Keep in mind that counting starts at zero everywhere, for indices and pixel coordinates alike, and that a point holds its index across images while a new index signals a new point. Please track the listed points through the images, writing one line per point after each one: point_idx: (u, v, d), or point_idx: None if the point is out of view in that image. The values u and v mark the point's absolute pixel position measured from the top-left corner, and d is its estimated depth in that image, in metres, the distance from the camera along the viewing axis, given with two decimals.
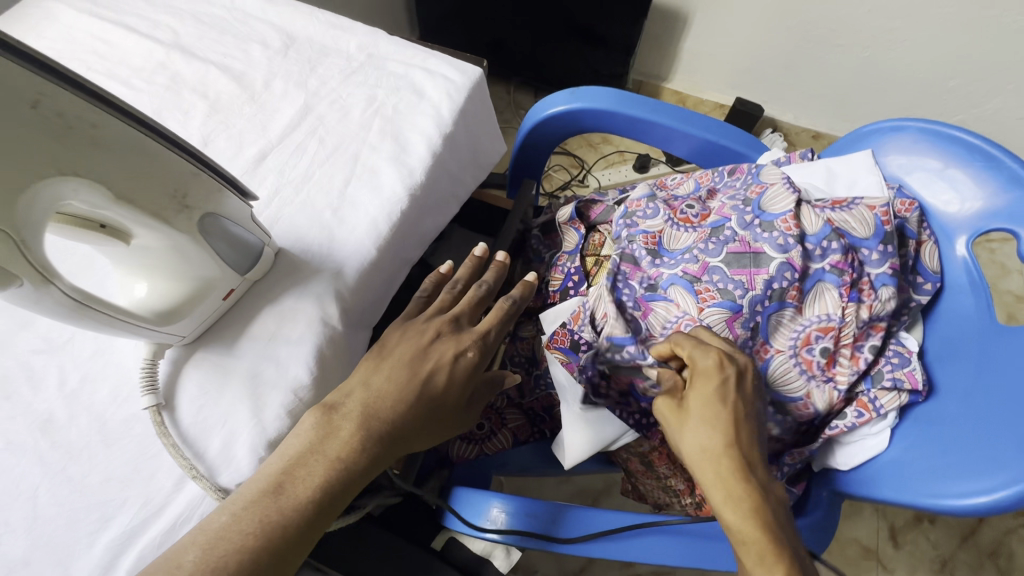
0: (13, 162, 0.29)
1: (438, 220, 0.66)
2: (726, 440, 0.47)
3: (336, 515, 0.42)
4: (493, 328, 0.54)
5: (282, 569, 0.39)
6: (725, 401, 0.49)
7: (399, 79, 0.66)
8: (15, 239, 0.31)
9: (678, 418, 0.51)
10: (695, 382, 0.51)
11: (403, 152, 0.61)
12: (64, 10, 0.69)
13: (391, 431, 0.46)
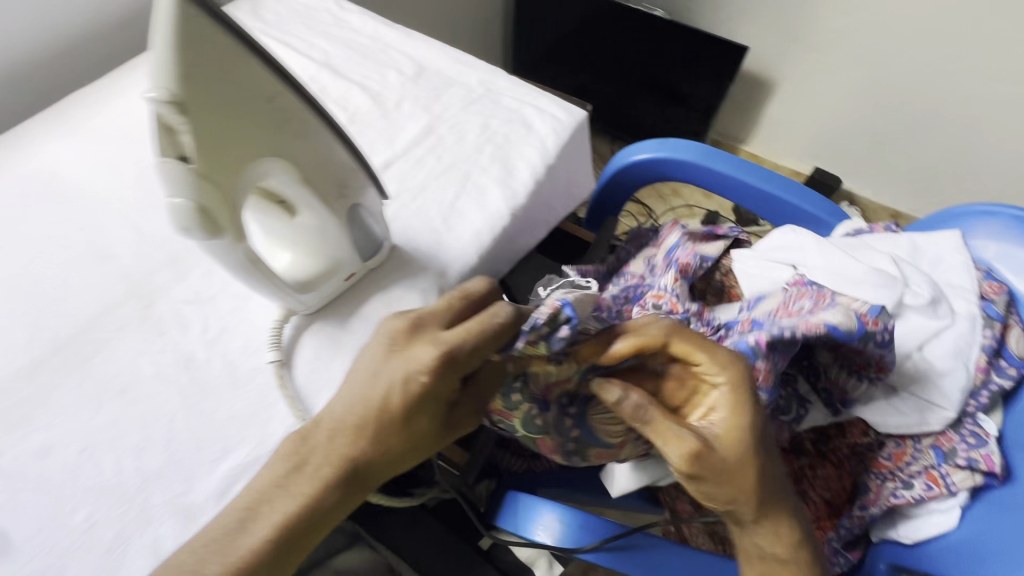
0: (247, 143, 0.37)
1: (527, 242, 0.71)
2: (764, 468, 0.47)
3: (303, 542, 0.45)
4: (463, 344, 0.44)
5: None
6: (761, 440, 0.46)
7: (513, 113, 0.74)
8: (235, 203, 0.38)
9: (717, 461, 0.45)
10: (727, 415, 0.45)
11: (508, 176, 0.68)
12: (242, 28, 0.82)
13: (354, 463, 0.46)
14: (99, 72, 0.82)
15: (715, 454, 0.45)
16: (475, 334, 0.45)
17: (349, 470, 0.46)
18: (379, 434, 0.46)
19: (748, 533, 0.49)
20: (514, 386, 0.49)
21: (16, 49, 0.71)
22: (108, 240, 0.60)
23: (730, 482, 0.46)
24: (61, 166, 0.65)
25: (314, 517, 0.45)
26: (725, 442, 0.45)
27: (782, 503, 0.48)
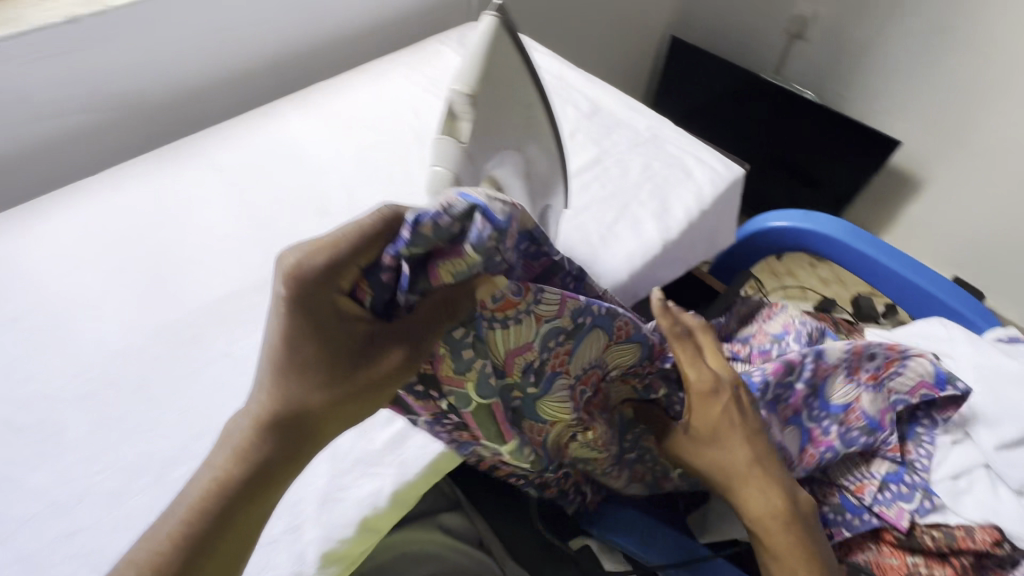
0: (499, 138, 0.47)
1: (668, 276, 0.75)
2: (751, 457, 0.54)
3: (243, 512, 0.39)
4: (324, 248, 0.35)
5: (205, 558, 0.38)
6: (730, 417, 0.54)
7: (674, 159, 0.81)
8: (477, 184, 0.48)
9: (700, 451, 0.55)
10: (705, 413, 0.54)
11: (664, 213, 0.74)
12: (451, 57, 0.97)
13: (270, 418, 0.39)
14: (331, 73, 1.00)
15: (697, 444, 0.55)
16: (330, 252, 0.35)
17: (266, 423, 0.39)
18: (286, 375, 0.38)
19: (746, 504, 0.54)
20: (465, 340, 0.42)
21: (285, 44, 0.91)
22: (325, 200, 0.74)
23: (718, 470, 0.55)
24: (299, 137, 0.81)
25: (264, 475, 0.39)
26: (704, 434, 0.55)
27: (784, 491, 0.53)
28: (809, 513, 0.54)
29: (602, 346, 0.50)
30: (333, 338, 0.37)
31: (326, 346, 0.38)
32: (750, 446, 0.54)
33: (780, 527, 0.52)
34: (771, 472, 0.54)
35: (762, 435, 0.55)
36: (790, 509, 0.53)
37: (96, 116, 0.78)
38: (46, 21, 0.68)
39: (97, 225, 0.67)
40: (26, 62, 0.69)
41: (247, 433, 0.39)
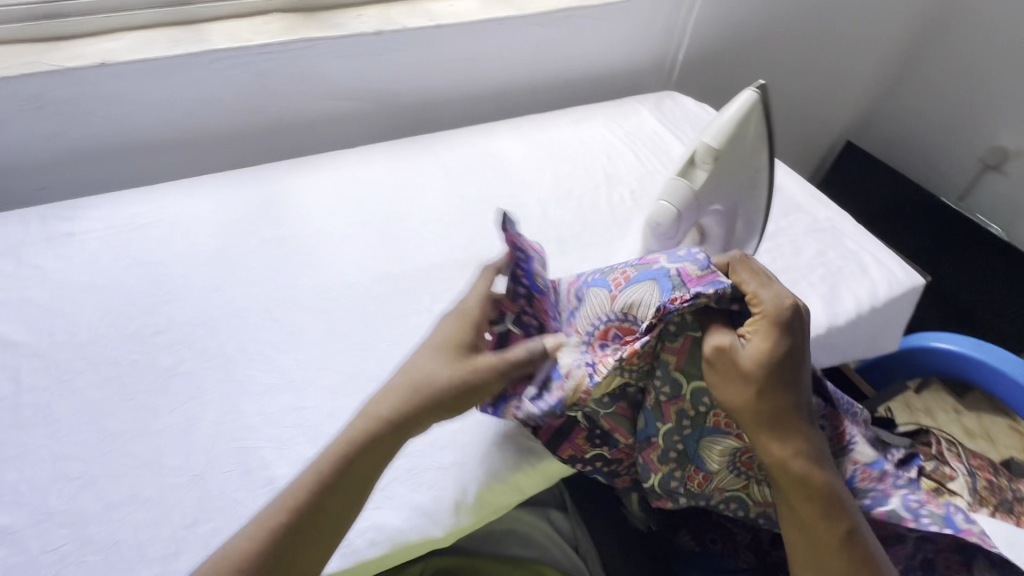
0: (727, 192, 0.55)
1: (824, 361, 0.76)
2: (798, 393, 0.48)
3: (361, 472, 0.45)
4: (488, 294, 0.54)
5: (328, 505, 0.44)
6: (789, 350, 0.47)
7: (850, 253, 0.82)
8: (694, 220, 0.56)
9: (767, 372, 0.46)
10: (768, 328, 0.47)
11: (833, 299, 0.75)
12: (645, 116, 1.08)
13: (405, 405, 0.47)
14: (536, 109, 1.16)
15: (764, 365, 0.46)
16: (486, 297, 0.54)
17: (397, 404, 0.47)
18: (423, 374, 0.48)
19: (765, 445, 0.47)
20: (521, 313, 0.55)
21: (510, 79, 1.08)
22: (520, 209, 0.85)
23: (773, 398, 0.47)
24: (507, 155, 0.95)
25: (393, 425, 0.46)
26: (768, 360, 0.46)
27: (818, 441, 0.48)
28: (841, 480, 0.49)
29: (604, 296, 0.52)
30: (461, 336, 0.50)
31: (449, 350, 0.49)
32: (796, 388, 0.48)
33: (814, 479, 0.47)
34: (808, 417, 0.49)
35: (807, 372, 0.49)
36: (823, 472, 0.47)
37: (362, 105, 0.98)
38: (359, 32, 0.89)
39: (348, 186, 0.84)
40: (336, 58, 0.90)
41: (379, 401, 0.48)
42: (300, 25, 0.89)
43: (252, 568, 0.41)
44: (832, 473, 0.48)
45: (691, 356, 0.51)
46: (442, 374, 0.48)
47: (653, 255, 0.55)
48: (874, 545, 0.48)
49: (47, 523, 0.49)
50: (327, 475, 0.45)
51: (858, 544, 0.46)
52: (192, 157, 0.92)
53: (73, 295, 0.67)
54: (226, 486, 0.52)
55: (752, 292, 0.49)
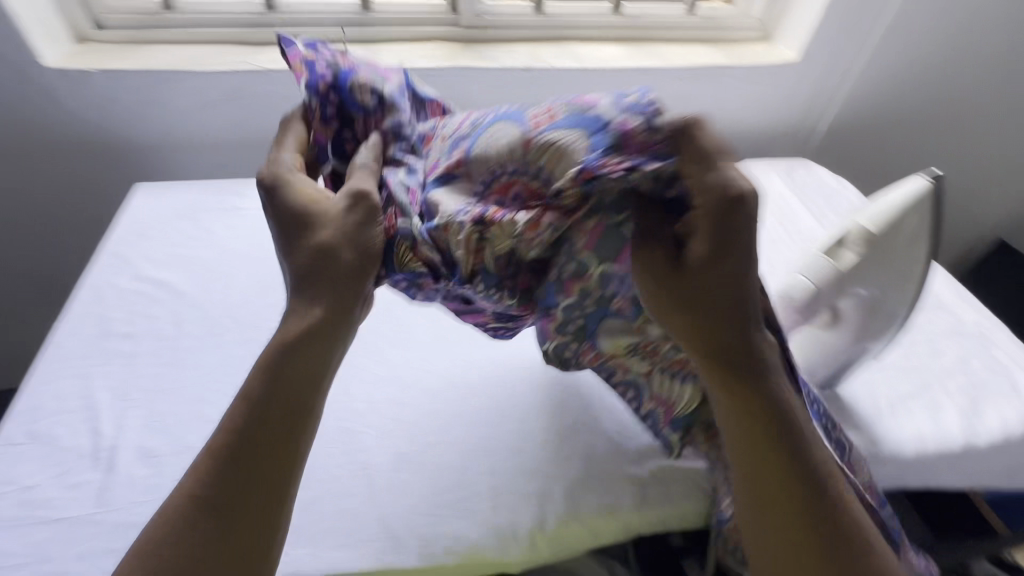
0: (874, 278, 0.53)
1: (951, 482, 0.68)
2: (751, 311, 0.44)
3: (280, 403, 0.44)
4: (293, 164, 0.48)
5: (254, 447, 0.43)
6: (732, 258, 0.41)
7: (1000, 366, 0.73)
8: (830, 297, 0.54)
9: (714, 285, 0.42)
10: (730, 227, 0.40)
11: (974, 415, 0.67)
12: (774, 181, 1.05)
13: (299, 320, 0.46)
14: None
15: (711, 275, 0.42)
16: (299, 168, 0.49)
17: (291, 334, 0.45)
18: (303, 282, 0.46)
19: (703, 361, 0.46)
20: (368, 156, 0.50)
21: None
22: None
23: (718, 318, 0.43)
24: None
25: (296, 382, 0.45)
26: (698, 267, 0.42)
27: (769, 369, 0.46)
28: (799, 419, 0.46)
29: (515, 137, 0.46)
30: (306, 205, 0.46)
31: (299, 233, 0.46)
32: (737, 303, 0.43)
33: (757, 415, 0.45)
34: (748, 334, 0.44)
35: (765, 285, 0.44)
36: (760, 391, 0.45)
37: None
38: (509, 66, 0.96)
39: None
40: (483, 86, 0.97)
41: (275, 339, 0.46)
42: (458, 54, 0.98)
43: (195, 536, 0.40)
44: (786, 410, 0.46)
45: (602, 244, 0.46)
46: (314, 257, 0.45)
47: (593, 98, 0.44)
48: (833, 480, 0.46)
49: (183, 456, 0.55)
50: (235, 426, 0.43)
51: (802, 466, 0.45)
52: None
53: (232, 261, 0.76)
54: (331, 459, 0.56)
55: (697, 177, 0.40)
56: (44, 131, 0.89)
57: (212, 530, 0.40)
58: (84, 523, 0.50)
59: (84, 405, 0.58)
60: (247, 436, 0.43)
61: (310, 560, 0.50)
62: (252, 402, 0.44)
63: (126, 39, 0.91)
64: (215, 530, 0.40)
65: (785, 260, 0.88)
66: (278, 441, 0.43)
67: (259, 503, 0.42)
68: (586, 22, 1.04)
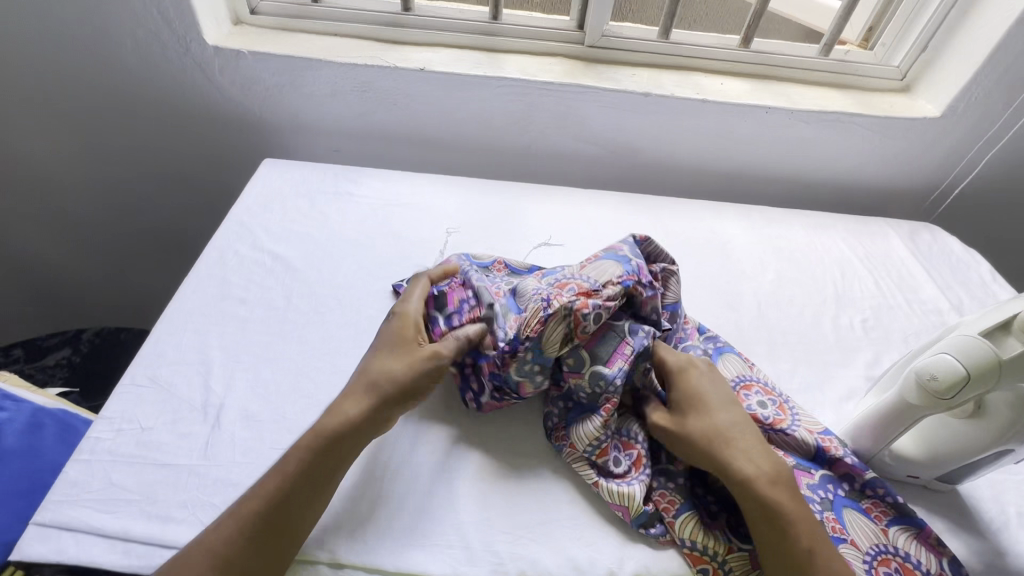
0: None
1: None
2: (731, 440, 0.53)
3: (312, 475, 0.50)
4: (411, 309, 0.61)
5: (283, 512, 0.48)
6: (699, 404, 0.56)
7: None
8: (987, 386, 0.50)
9: (689, 419, 0.55)
10: (681, 383, 0.58)
11: None
12: (896, 242, 0.97)
13: (348, 420, 0.52)
14: (764, 199, 1.12)
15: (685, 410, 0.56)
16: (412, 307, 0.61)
17: (337, 425, 0.52)
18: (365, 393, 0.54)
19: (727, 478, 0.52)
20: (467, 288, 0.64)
21: (752, 164, 1.06)
22: (735, 298, 0.82)
23: (710, 452, 0.53)
24: (731, 239, 0.92)
25: (320, 475, 0.50)
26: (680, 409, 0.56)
27: (771, 490, 0.51)
28: (804, 527, 0.49)
29: (575, 267, 0.64)
30: (405, 331, 0.59)
31: (393, 354, 0.57)
32: (718, 435, 0.54)
33: (765, 533, 0.50)
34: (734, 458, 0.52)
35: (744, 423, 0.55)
36: (765, 502, 0.50)
37: (603, 152, 1.04)
38: (630, 89, 0.95)
39: (574, 221, 0.89)
40: (599, 107, 0.97)
41: (317, 427, 0.52)
42: (579, 72, 0.98)
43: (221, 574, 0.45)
44: (789, 523, 0.49)
45: (604, 344, 0.59)
46: (385, 383, 0.54)
47: (619, 243, 0.65)
48: None
49: (280, 425, 0.57)
50: (268, 488, 0.49)
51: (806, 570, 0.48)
52: (450, 158, 1.05)
53: (341, 244, 0.80)
54: (414, 457, 0.57)
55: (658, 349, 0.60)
56: (193, 102, 0.97)
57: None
58: (189, 471, 0.53)
59: (201, 359, 0.62)
60: (260, 506, 0.48)
61: (386, 554, 0.50)
62: (286, 476, 0.49)
63: (273, 25, 0.97)
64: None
65: (902, 332, 0.81)
66: (285, 511, 0.48)
67: (264, 569, 0.46)
68: (713, 55, 1.02)
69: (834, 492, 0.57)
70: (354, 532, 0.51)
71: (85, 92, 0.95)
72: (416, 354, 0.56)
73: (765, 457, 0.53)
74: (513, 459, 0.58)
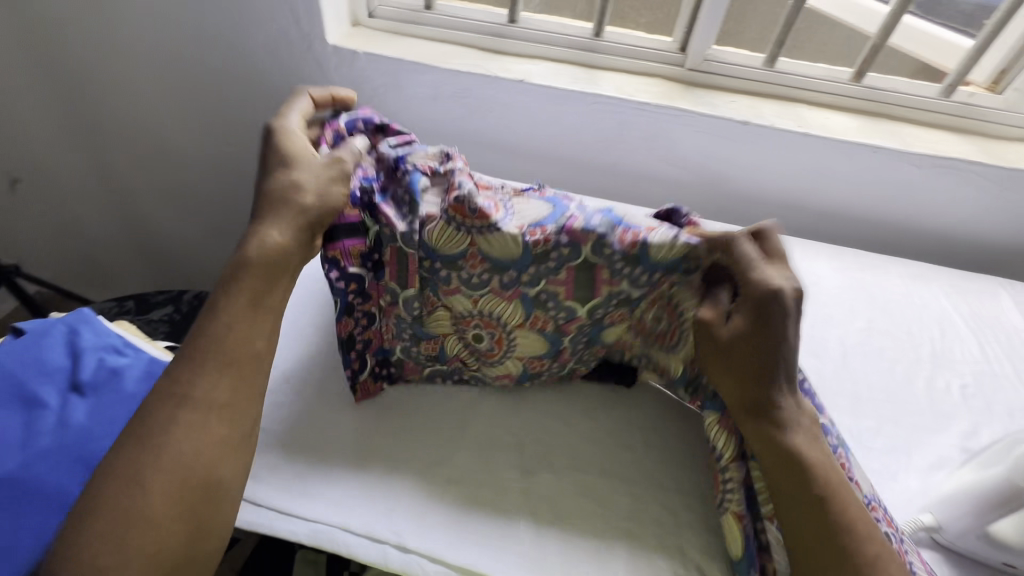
0: None
1: None
2: (773, 376, 0.53)
3: (256, 305, 0.54)
4: (287, 121, 0.63)
5: (239, 347, 0.52)
6: (762, 331, 0.54)
7: None
8: None
9: (733, 346, 0.54)
10: (754, 306, 0.54)
11: None
12: (1009, 305, 0.89)
13: (276, 244, 0.55)
14: (857, 241, 1.06)
15: (731, 339, 0.55)
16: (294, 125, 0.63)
17: (264, 251, 0.54)
18: (285, 215, 0.56)
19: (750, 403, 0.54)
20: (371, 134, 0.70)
21: (848, 204, 1.00)
22: (819, 343, 0.78)
23: (745, 380, 0.54)
24: (819, 281, 0.88)
25: (261, 306, 0.54)
26: (736, 333, 0.54)
27: (791, 429, 0.53)
28: (817, 467, 0.51)
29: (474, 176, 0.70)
30: (292, 145, 0.59)
31: (286, 170, 0.57)
32: (761, 366, 0.53)
33: (780, 465, 0.52)
34: (766, 391, 0.53)
35: (792, 358, 0.55)
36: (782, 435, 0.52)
37: (689, 177, 1.02)
38: (727, 116, 0.93)
39: None
40: (691, 132, 0.96)
41: (242, 251, 0.55)
42: (677, 95, 0.97)
43: (188, 402, 0.49)
44: (802, 461, 0.51)
45: (578, 284, 0.60)
46: (292, 199, 0.56)
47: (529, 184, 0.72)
48: (840, 531, 0.49)
49: (367, 415, 0.65)
50: (220, 327, 0.52)
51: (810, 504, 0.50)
52: (535, 169, 1.08)
53: None
54: (481, 459, 0.62)
55: (746, 269, 0.56)
56: None
57: (198, 408, 0.49)
58: (290, 444, 0.61)
59: (306, 342, 0.70)
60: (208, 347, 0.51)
61: (449, 547, 0.55)
62: (235, 315, 0.53)
63: (387, 28, 1.03)
64: (198, 421, 0.48)
65: (1006, 404, 0.74)
66: (244, 351, 0.52)
67: (231, 399, 0.50)
68: (821, 88, 0.98)
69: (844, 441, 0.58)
70: (422, 521, 0.57)
71: (216, 77, 1.04)
72: (310, 167, 0.58)
73: (793, 400, 0.54)
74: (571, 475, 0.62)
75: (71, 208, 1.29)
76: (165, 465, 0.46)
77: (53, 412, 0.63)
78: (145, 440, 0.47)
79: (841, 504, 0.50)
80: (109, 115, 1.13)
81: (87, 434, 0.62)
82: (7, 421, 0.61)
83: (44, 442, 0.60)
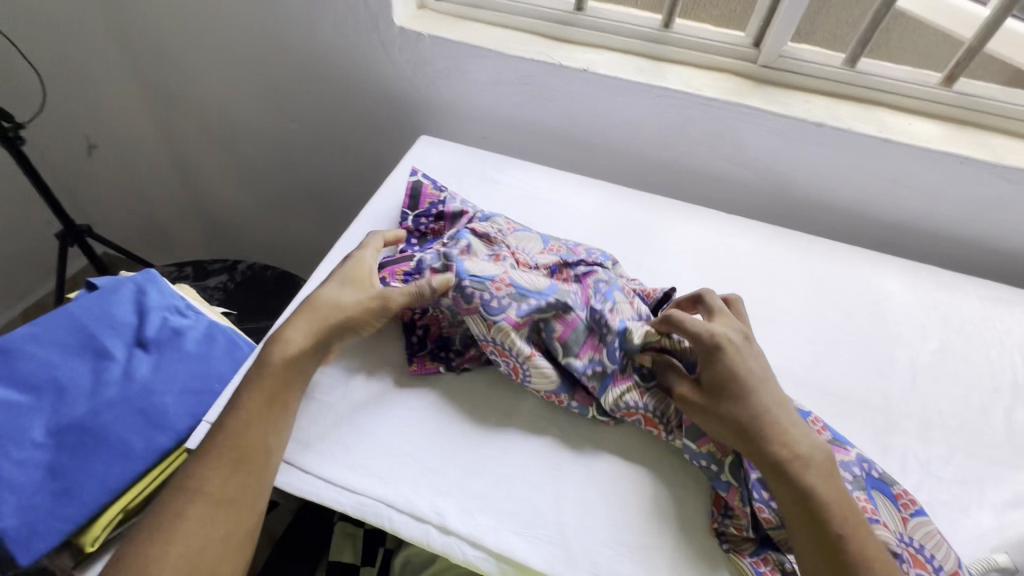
0: None
1: None
2: (768, 423, 0.55)
3: (267, 406, 0.56)
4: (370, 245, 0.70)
5: (249, 441, 0.54)
6: (740, 379, 0.58)
7: None
8: None
9: (716, 395, 0.57)
10: (726, 357, 0.59)
11: None
12: None
13: (296, 351, 0.59)
14: (931, 258, 1.00)
15: (711, 390, 0.58)
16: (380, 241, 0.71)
17: (285, 358, 0.58)
18: (317, 326, 0.61)
19: (756, 452, 0.55)
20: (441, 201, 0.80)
21: (925, 217, 0.94)
22: (886, 362, 0.74)
23: (742, 428, 0.55)
24: (889, 296, 0.83)
25: (273, 404, 0.57)
26: (715, 383, 0.58)
27: (804, 471, 0.53)
28: (838, 512, 0.51)
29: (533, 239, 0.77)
30: (357, 271, 0.66)
31: (335, 289, 0.64)
32: (753, 413, 0.56)
33: (795, 516, 0.52)
34: (768, 438, 0.55)
35: (776, 395, 0.58)
36: (795, 482, 0.53)
37: (752, 179, 0.98)
38: (801, 117, 0.88)
39: (713, 249, 0.85)
40: (760, 131, 0.91)
41: (268, 350, 0.59)
42: (747, 92, 0.92)
43: (199, 494, 0.51)
44: (823, 507, 0.51)
45: (575, 333, 0.63)
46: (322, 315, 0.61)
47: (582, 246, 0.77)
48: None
49: (416, 395, 0.65)
50: (234, 422, 0.55)
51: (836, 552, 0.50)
52: (591, 162, 1.06)
53: None
54: (527, 449, 0.62)
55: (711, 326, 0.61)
56: (369, 77, 1.06)
57: (208, 499, 0.51)
58: (340, 416, 0.62)
59: None
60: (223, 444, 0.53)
61: (490, 533, 0.55)
62: (248, 412, 0.55)
63: (452, 13, 1.03)
64: (204, 514, 0.50)
65: None
66: (252, 445, 0.54)
67: (238, 493, 0.52)
68: (906, 91, 0.91)
69: (866, 472, 0.58)
70: (466, 505, 0.57)
71: (282, 56, 1.06)
72: (353, 291, 0.64)
73: (796, 435, 0.55)
74: (617, 475, 0.61)
75: (140, 175, 1.36)
76: (173, 560, 0.48)
77: (119, 364, 0.66)
78: (155, 532, 0.49)
79: (858, 545, 0.50)
80: (180, 87, 1.17)
81: (149, 389, 0.65)
82: (79, 369, 0.64)
83: (110, 394, 0.63)
